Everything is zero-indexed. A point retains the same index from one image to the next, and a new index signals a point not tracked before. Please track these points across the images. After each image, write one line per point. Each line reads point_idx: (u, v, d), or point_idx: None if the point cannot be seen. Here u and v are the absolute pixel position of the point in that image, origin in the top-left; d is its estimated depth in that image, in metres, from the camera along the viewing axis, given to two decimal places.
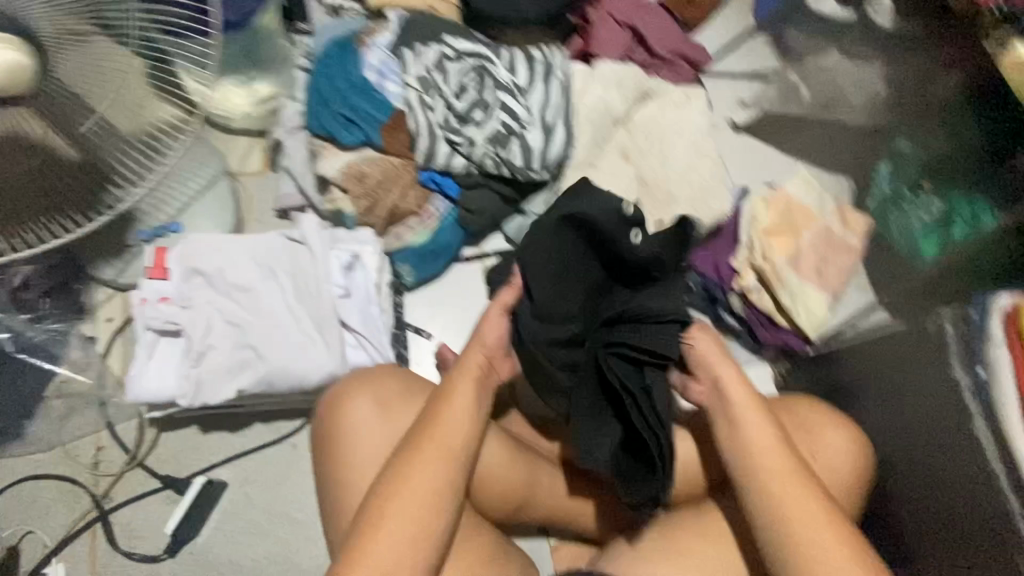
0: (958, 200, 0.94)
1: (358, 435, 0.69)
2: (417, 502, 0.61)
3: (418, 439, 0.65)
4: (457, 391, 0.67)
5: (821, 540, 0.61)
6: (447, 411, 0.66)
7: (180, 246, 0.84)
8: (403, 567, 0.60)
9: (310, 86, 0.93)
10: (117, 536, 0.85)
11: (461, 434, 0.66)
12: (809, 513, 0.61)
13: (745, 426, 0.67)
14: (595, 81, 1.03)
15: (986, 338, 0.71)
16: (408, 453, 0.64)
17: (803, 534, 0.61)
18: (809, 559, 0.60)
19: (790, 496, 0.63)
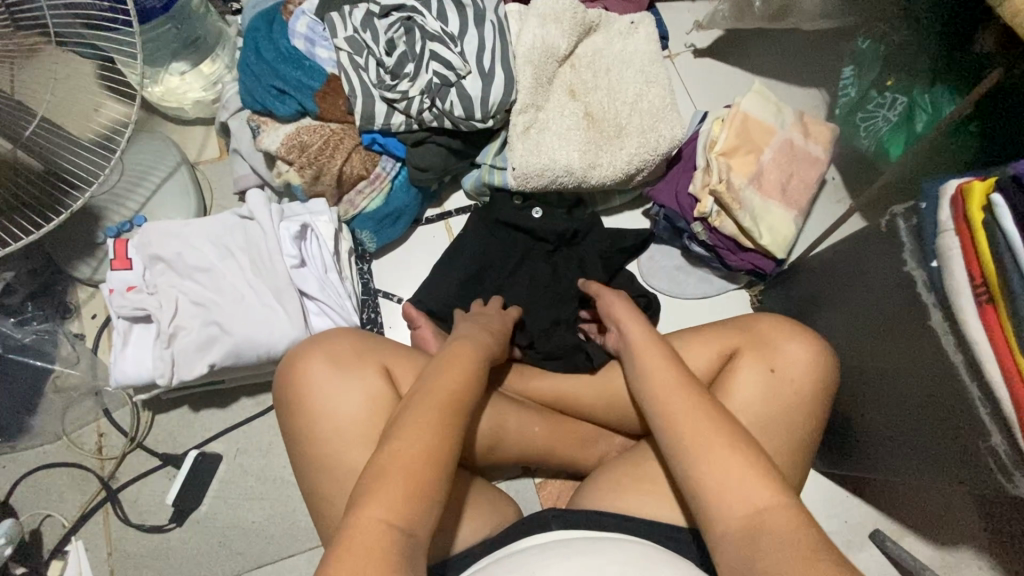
0: (921, 92, 0.91)
1: (332, 407, 0.71)
2: (416, 468, 0.55)
3: (415, 409, 0.60)
4: (453, 360, 0.67)
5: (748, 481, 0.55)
6: (444, 381, 0.64)
7: (138, 237, 0.88)
8: (371, 540, 0.51)
9: (241, 62, 0.95)
10: (127, 511, 0.91)
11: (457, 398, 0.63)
12: (736, 455, 0.57)
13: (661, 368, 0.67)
14: (532, 19, 1.00)
15: (937, 228, 0.68)
16: (405, 422, 0.59)
17: (725, 476, 0.56)
18: (727, 491, 0.55)
19: (707, 430, 0.59)
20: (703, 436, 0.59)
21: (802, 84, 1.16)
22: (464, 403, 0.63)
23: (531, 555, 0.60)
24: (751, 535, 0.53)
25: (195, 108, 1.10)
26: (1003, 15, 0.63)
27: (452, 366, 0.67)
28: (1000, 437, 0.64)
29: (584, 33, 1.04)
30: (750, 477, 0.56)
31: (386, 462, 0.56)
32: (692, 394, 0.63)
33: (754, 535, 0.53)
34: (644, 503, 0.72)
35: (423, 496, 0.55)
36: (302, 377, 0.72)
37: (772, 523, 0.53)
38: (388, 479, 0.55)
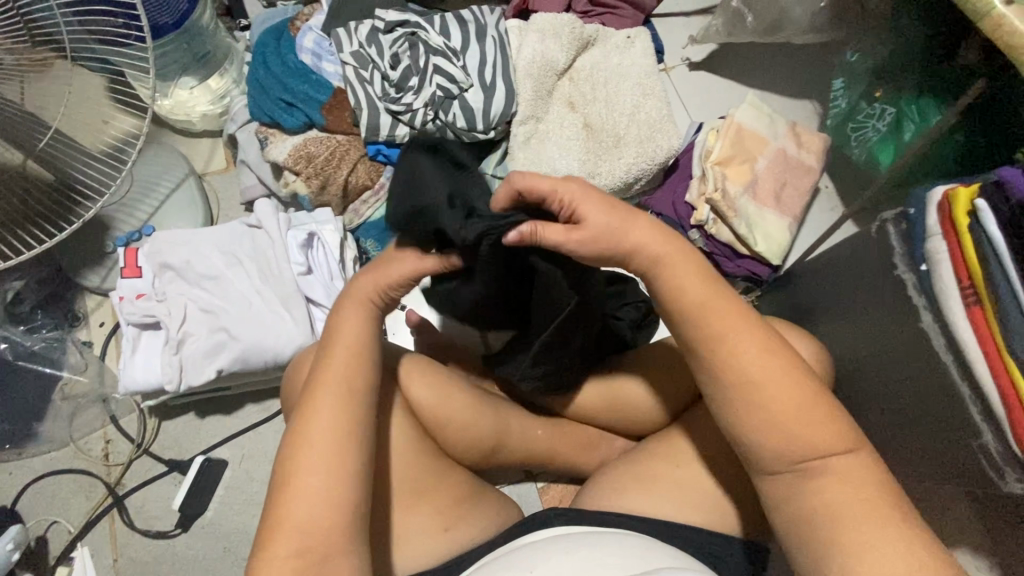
0: (907, 102, 0.91)
1: None
2: (330, 454, 0.55)
3: (316, 392, 0.58)
4: (341, 323, 0.62)
5: (814, 425, 0.54)
6: (342, 348, 0.60)
7: (148, 245, 0.90)
8: (305, 520, 0.53)
9: (249, 76, 0.98)
10: (133, 517, 0.92)
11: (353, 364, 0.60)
12: (805, 399, 0.54)
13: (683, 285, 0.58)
14: (531, 34, 1.03)
15: (925, 233, 0.70)
16: (309, 408, 0.58)
17: (792, 419, 0.54)
18: (791, 435, 0.54)
19: (765, 369, 0.55)
20: (770, 377, 0.54)
21: (794, 96, 1.19)
22: (366, 366, 0.60)
23: (538, 549, 0.62)
24: (799, 476, 0.54)
25: (203, 121, 1.12)
26: (984, 28, 0.66)
27: (347, 332, 0.62)
28: (990, 434, 0.66)
29: (582, 47, 1.08)
30: (812, 423, 0.54)
31: (295, 460, 0.55)
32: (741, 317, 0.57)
33: (804, 481, 0.54)
34: (646, 502, 0.73)
35: (342, 477, 0.55)
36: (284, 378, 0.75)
37: (839, 485, 0.52)
38: (308, 474, 0.54)
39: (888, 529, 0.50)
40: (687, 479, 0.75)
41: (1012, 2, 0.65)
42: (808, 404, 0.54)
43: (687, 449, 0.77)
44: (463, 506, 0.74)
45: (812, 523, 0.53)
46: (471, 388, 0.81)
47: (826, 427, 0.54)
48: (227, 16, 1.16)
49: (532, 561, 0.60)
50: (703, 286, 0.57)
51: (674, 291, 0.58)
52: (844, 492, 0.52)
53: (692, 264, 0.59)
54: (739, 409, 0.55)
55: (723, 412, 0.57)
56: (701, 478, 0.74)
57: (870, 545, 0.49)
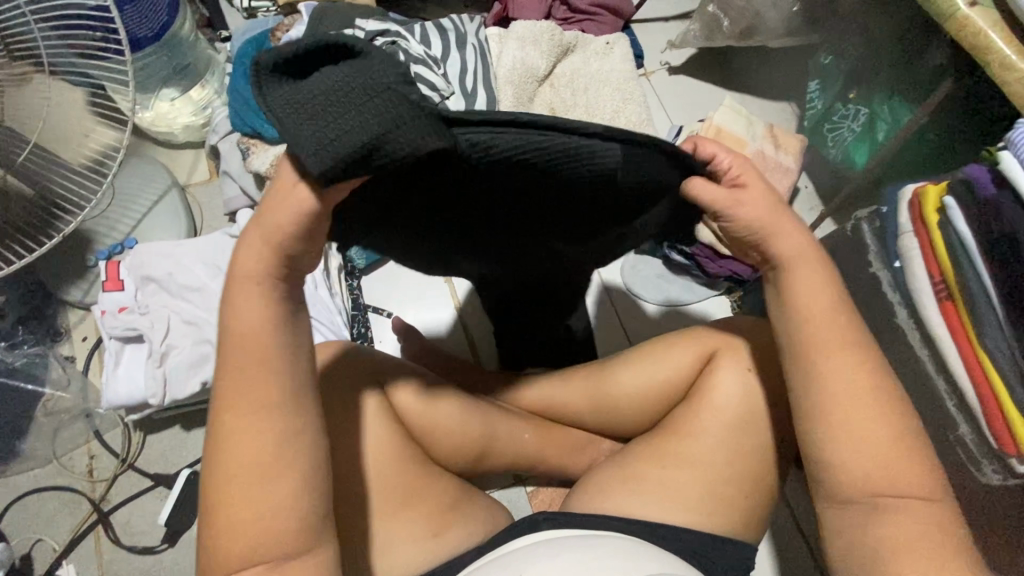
0: (880, 103, 0.94)
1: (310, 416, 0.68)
2: (259, 500, 0.43)
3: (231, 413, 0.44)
4: (232, 300, 0.44)
5: (903, 468, 0.49)
6: (252, 355, 0.44)
7: (131, 258, 0.89)
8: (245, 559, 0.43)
9: (230, 87, 0.99)
10: (119, 533, 0.91)
11: (272, 359, 0.45)
12: (904, 445, 0.50)
13: (806, 308, 0.53)
14: (511, 41, 1.05)
15: (897, 230, 0.71)
16: (227, 437, 0.44)
17: (884, 460, 0.49)
18: (878, 473, 0.49)
19: (862, 405, 0.50)
20: (858, 409, 0.50)
21: (771, 98, 1.21)
22: (292, 381, 0.46)
23: (526, 552, 0.62)
24: (870, 508, 0.50)
25: (185, 132, 1.12)
26: (950, 29, 0.68)
27: (246, 325, 0.45)
28: (967, 427, 0.67)
29: (562, 53, 1.09)
30: (904, 465, 0.49)
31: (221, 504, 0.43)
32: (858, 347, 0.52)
33: (876, 513, 0.49)
34: (634, 503, 0.74)
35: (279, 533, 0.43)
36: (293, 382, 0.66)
37: (911, 525, 0.48)
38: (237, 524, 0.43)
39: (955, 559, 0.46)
40: (674, 479, 0.75)
41: (975, 3, 0.67)
42: (900, 447, 0.50)
43: (673, 448, 0.77)
44: (451, 512, 0.74)
45: (867, 552, 0.49)
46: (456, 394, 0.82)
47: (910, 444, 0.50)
48: (207, 27, 1.17)
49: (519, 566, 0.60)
50: (831, 314, 0.52)
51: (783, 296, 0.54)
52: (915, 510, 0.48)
53: (825, 288, 0.53)
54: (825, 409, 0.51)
55: (806, 427, 0.52)
56: (687, 477, 0.75)
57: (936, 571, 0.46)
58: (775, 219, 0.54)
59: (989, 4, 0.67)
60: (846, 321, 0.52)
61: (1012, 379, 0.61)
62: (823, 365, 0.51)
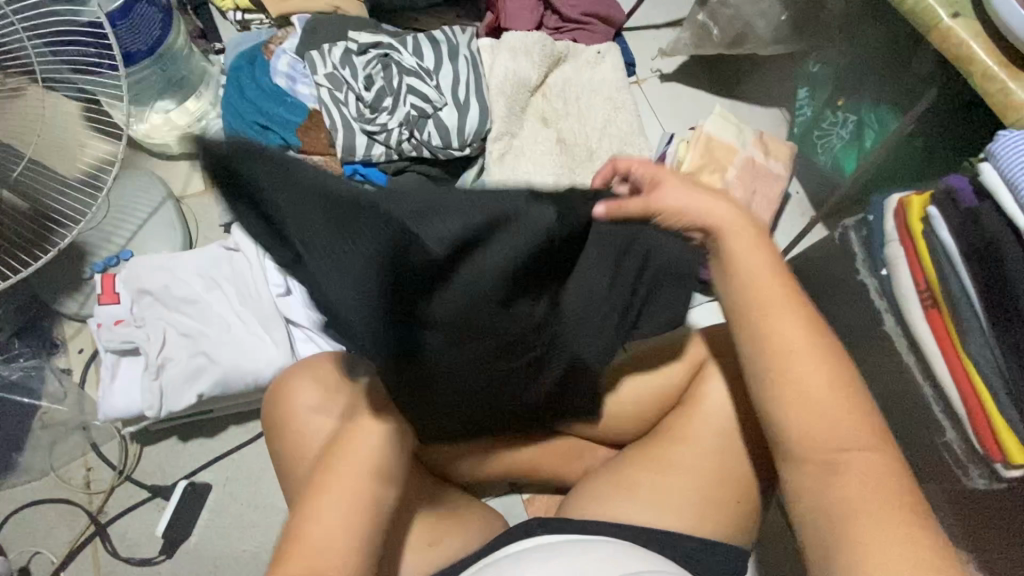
0: (867, 112, 0.95)
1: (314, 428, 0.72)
2: (322, 568, 0.53)
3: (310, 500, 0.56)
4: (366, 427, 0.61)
5: (840, 421, 0.53)
6: (361, 464, 0.59)
7: (126, 271, 0.90)
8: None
9: (224, 100, 0.99)
10: (117, 546, 0.91)
11: (382, 449, 0.59)
12: (841, 398, 0.53)
13: (742, 272, 0.57)
14: (503, 52, 1.06)
15: (883, 239, 0.73)
16: (305, 518, 0.55)
17: (825, 416, 0.53)
18: (818, 429, 0.53)
19: (798, 361, 0.54)
20: (791, 362, 0.54)
21: (762, 105, 1.22)
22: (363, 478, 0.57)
23: (520, 560, 0.63)
24: (827, 468, 0.53)
25: (180, 143, 1.13)
26: (933, 41, 0.69)
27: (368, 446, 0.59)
28: (953, 432, 0.68)
29: (554, 63, 1.10)
30: (842, 415, 0.53)
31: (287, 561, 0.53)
32: (785, 301, 0.56)
33: (829, 471, 0.52)
34: (628, 509, 0.75)
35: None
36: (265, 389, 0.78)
37: (856, 479, 0.51)
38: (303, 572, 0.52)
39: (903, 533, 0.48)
40: (666, 485, 0.76)
41: (957, 16, 0.68)
42: (841, 401, 0.53)
43: (665, 455, 0.78)
44: (446, 521, 0.75)
45: (820, 512, 0.52)
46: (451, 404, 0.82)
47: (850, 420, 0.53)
48: (202, 39, 1.17)
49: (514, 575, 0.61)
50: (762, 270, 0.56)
51: (724, 266, 0.57)
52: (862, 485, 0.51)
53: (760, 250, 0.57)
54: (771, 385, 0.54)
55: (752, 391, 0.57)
56: (679, 482, 0.76)
57: (879, 543, 0.48)
58: (729, 214, 0.58)
59: (970, 16, 0.68)
60: (794, 305, 0.55)
61: (996, 386, 0.62)
62: (757, 326, 0.55)
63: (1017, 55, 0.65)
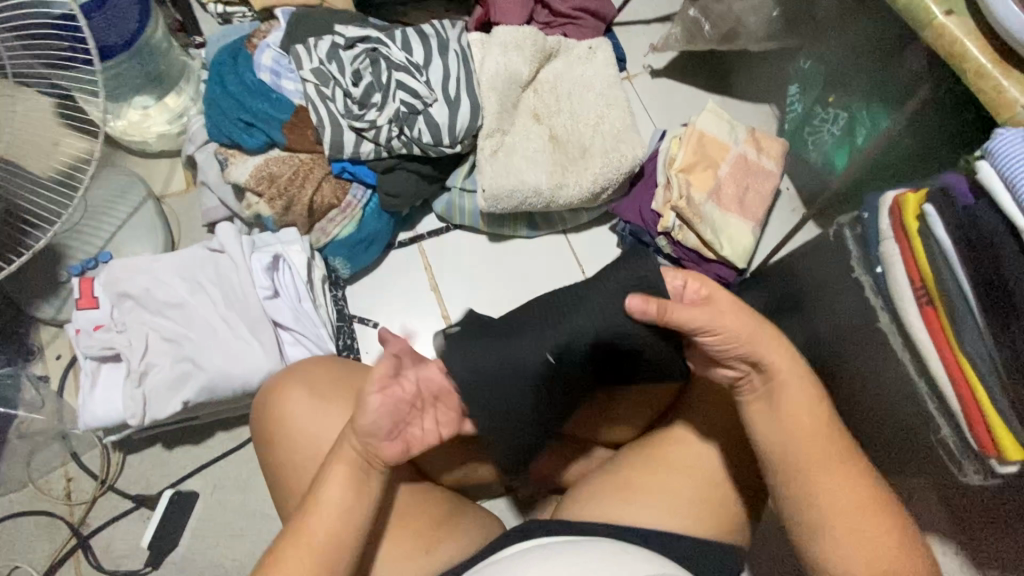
0: (859, 108, 0.96)
1: (310, 436, 0.71)
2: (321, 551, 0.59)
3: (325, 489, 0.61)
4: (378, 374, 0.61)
5: (869, 523, 0.56)
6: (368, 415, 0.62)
7: (105, 274, 0.86)
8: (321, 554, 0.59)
9: (206, 96, 0.96)
10: (101, 557, 0.88)
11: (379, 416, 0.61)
12: (865, 500, 0.57)
13: (784, 392, 0.60)
14: (493, 47, 1.04)
15: (878, 236, 0.72)
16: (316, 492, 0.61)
17: (855, 519, 0.56)
18: (843, 538, 0.56)
19: (829, 475, 0.58)
20: (817, 461, 0.58)
21: (752, 101, 1.22)
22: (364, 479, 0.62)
23: (519, 560, 0.62)
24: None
25: (159, 141, 1.09)
26: (927, 38, 0.69)
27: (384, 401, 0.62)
28: (948, 428, 0.69)
29: (545, 58, 1.09)
30: (865, 512, 0.57)
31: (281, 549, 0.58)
32: (810, 405, 0.60)
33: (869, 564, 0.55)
34: (627, 511, 0.74)
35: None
36: (254, 399, 0.75)
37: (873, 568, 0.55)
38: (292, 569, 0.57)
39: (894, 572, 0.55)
40: (665, 485, 0.76)
41: (951, 12, 0.68)
42: (867, 503, 0.57)
43: (663, 455, 0.78)
44: (445, 526, 0.75)
45: None
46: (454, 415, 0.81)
47: (853, 495, 0.57)
48: (180, 32, 1.13)
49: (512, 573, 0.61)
50: (799, 387, 0.60)
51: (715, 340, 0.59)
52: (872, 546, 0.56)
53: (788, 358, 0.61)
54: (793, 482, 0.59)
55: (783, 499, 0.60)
56: (677, 483, 0.76)
57: None
58: (752, 335, 0.60)
59: (964, 13, 0.67)
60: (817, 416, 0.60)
61: (992, 384, 0.63)
62: (791, 435, 0.59)
63: (1010, 51, 0.65)
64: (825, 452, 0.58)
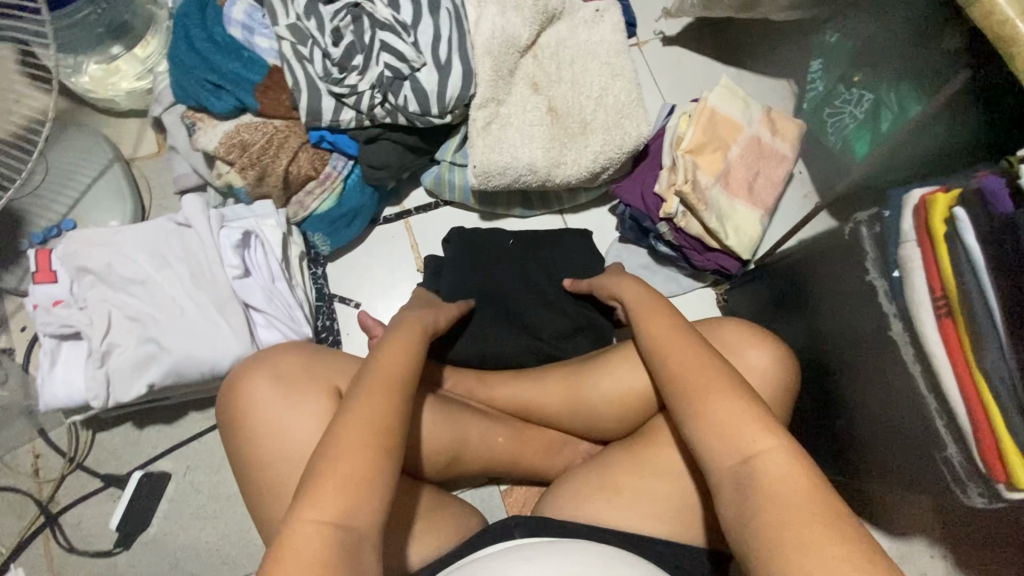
0: (887, 89, 0.88)
1: (281, 429, 0.66)
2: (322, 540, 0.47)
3: (340, 435, 0.53)
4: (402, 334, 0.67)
5: (771, 458, 0.50)
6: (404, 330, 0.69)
7: (63, 246, 0.81)
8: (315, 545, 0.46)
9: (171, 52, 0.88)
10: (70, 536, 0.86)
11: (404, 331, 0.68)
12: (760, 436, 0.51)
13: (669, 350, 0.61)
14: (490, 6, 0.94)
15: (898, 237, 0.67)
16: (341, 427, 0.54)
17: (742, 455, 0.51)
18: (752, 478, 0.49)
19: (712, 403, 0.54)
20: (698, 383, 0.56)
21: (770, 75, 1.13)
22: (392, 421, 0.55)
23: (494, 561, 0.58)
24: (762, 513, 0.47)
25: (128, 98, 1.01)
26: (975, 13, 0.56)
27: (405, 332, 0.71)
28: (955, 448, 0.65)
29: (547, 21, 0.99)
30: (768, 451, 0.50)
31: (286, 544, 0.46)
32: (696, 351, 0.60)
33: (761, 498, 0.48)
34: (612, 513, 0.70)
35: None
36: (217, 396, 0.70)
37: (775, 500, 0.47)
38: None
39: (820, 528, 0.44)
40: (652, 488, 0.72)
41: None
42: (765, 438, 0.51)
43: (649, 458, 0.74)
44: (421, 521, 0.71)
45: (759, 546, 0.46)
46: (435, 404, 0.79)
47: (749, 431, 0.52)
48: None
49: (490, 574, 0.56)
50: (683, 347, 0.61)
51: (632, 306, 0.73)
52: (785, 498, 0.47)
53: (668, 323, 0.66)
54: (678, 403, 0.57)
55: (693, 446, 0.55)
56: (664, 488, 0.72)
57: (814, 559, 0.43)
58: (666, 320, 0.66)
59: None
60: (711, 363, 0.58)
61: (1010, 410, 0.58)
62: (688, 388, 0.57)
63: None
64: (703, 380, 0.56)
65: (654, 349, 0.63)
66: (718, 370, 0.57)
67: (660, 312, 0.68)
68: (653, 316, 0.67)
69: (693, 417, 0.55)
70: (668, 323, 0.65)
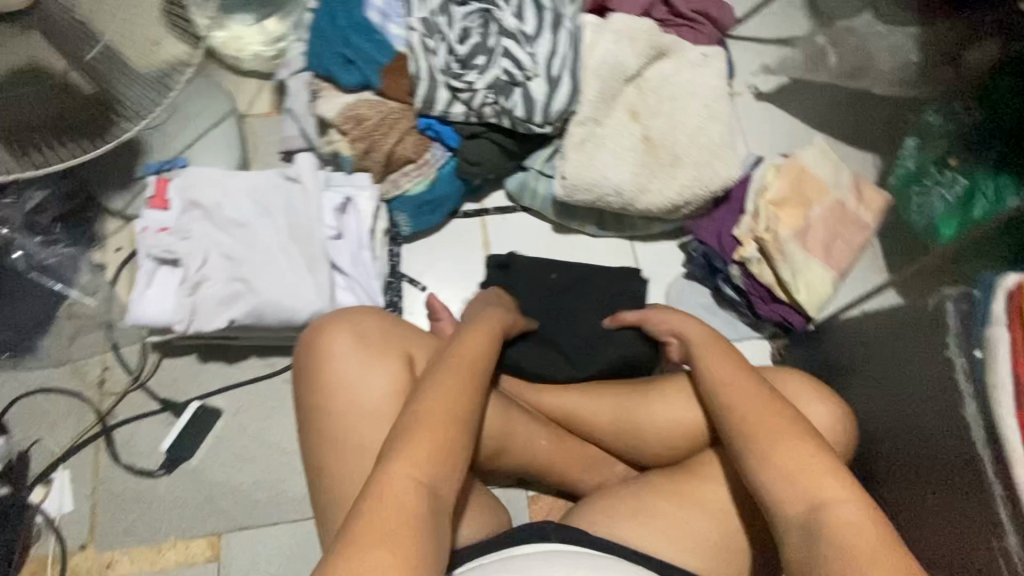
0: (985, 177, 0.80)
1: (352, 385, 0.69)
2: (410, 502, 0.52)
3: (420, 413, 0.57)
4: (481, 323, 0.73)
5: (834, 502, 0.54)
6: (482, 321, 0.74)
7: (182, 179, 0.87)
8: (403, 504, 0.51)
9: (312, 24, 0.95)
10: (120, 451, 0.90)
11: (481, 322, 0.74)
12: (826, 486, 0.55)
13: (727, 387, 0.65)
14: (608, 33, 0.99)
15: (986, 316, 0.67)
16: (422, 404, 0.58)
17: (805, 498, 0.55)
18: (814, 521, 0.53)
19: (773, 444, 0.58)
20: (761, 424, 0.59)
21: None
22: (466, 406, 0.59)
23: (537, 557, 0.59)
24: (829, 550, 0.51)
25: (255, 60, 1.09)
26: None
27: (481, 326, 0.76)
28: (1015, 539, 0.62)
29: (656, 56, 1.03)
30: (829, 495, 0.54)
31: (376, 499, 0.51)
32: (756, 391, 0.63)
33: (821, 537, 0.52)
34: (643, 536, 0.69)
35: (412, 550, 0.48)
36: (297, 344, 0.72)
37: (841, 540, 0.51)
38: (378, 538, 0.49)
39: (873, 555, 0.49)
40: (691, 521, 0.71)
41: None
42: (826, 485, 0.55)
43: (692, 490, 0.74)
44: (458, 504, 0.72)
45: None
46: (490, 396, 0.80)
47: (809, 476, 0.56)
48: None
49: None
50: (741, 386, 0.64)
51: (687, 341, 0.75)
52: (855, 539, 0.51)
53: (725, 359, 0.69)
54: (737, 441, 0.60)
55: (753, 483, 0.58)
56: (704, 523, 0.71)
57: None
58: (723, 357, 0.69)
59: None
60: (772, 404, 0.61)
61: None
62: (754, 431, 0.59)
63: None
64: (763, 420, 0.60)
65: (711, 384, 0.66)
66: (778, 412, 0.61)
67: (713, 345, 0.71)
68: (712, 350, 0.70)
69: (755, 457, 0.58)
70: (725, 360, 0.68)
